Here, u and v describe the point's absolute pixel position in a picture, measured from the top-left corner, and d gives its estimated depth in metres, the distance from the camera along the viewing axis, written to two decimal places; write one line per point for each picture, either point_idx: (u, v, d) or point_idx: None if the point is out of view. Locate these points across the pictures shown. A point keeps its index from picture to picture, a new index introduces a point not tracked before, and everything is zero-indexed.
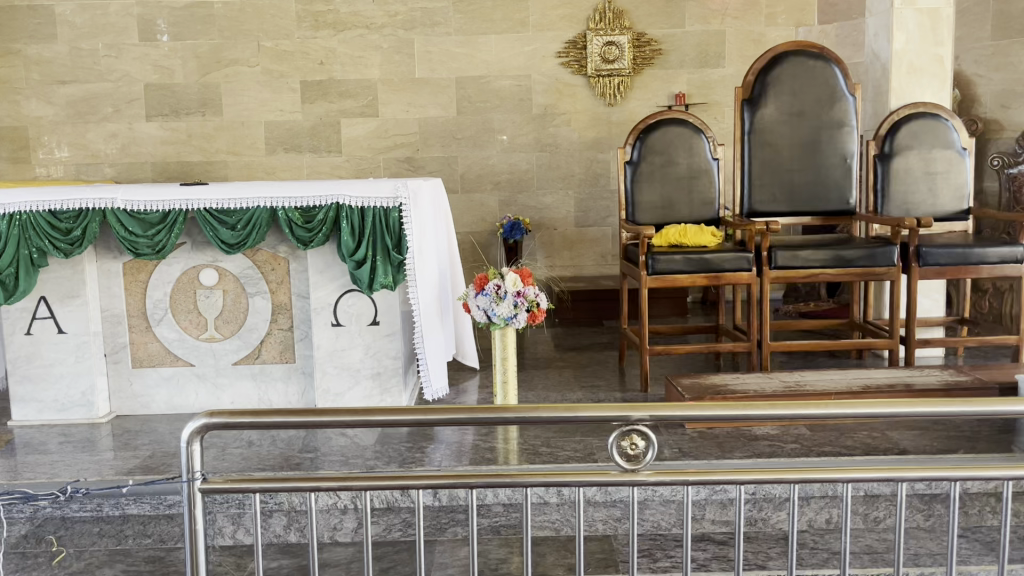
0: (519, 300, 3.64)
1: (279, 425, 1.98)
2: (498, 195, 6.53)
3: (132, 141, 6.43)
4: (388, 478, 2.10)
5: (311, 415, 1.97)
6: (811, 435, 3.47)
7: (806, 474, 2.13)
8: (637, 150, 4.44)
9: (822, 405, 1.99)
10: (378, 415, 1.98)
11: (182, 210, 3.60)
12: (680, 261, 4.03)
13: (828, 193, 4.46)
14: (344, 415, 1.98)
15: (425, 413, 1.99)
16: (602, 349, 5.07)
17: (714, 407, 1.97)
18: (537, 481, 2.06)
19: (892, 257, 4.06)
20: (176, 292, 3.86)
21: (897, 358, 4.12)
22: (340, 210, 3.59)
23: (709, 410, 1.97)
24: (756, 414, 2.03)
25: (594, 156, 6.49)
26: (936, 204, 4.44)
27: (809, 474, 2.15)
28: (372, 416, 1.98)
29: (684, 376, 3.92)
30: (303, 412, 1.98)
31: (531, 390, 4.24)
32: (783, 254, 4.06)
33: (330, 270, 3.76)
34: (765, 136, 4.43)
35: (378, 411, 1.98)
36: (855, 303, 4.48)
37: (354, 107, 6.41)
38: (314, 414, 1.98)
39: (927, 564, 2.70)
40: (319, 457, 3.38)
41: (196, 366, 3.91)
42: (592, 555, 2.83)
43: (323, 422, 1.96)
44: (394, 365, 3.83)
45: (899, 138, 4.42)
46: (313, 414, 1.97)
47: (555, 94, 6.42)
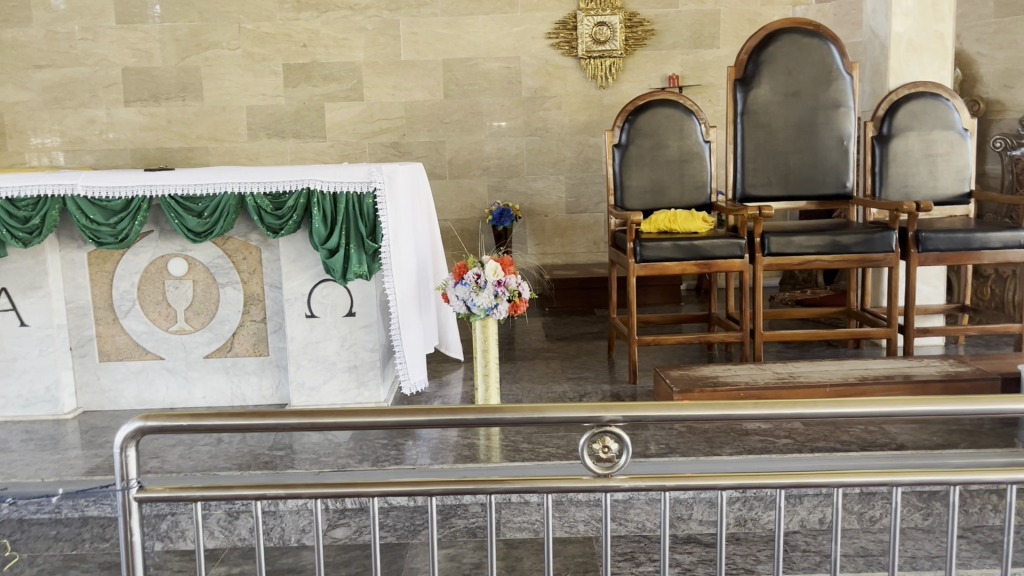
0: (500, 289, 3.49)
1: (220, 428, 1.83)
2: (487, 180, 6.36)
3: (110, 127, 6.26)
4: (341, 484, 1.94)
5: (253, 417, 1.83)
6: (805, 430, 3.31)
7: (794, 478, 1.96)
8: (626, 133, 4.27)
9: (811, 404, 1.84)
10: (327, 417, 1.83)
11: (146, 196, 3.44)
12: (669, 248, 3.87)
13: (824, 177, 4.28)
14: (290, 420, 1.83)
15: (381, 413, 1.84)
16: (591, 339, 4.92)
17: (698, 406, 1.82)
18: (497, 488, 1.89)
19: (890, 243, 3.89)
20: (144, 283, 3.70)
21: (895, 348, 3.97)
22: (311, 196, 3.42)
23: (690, 409, 1.82)
24: (735, 414, 1.88)
25: (586, 140, 6.32)
26: (937, 187, 4.27)
27: (797, 475, 1.99)
28: (319, 418, 1.82)
29: (674, 368, 3.76)
30: (247, 415, 1.83)
31: (515, 382, 4.09)
32: (777, 240, 3.89)
33: (303, 259, 3.60)
34: (759, 118, 4.26)
35: (325, 413, 1.82)
36: (852, 290, 4.32)
37: (338, 91, 6.24)
38: (260, 416, 1.83)
39: (924, 567, 2.56)
40: (287, 456, 3.22)
41: (166, 360, 3.76)
42: (571, 559, 2.68)
43: (267, 425, 1.82)
44: (372, 358, 3.67)
45: (898, 119, 4.25)
46: (260, 416, 1.82)
47: (545, 76, 6.24)
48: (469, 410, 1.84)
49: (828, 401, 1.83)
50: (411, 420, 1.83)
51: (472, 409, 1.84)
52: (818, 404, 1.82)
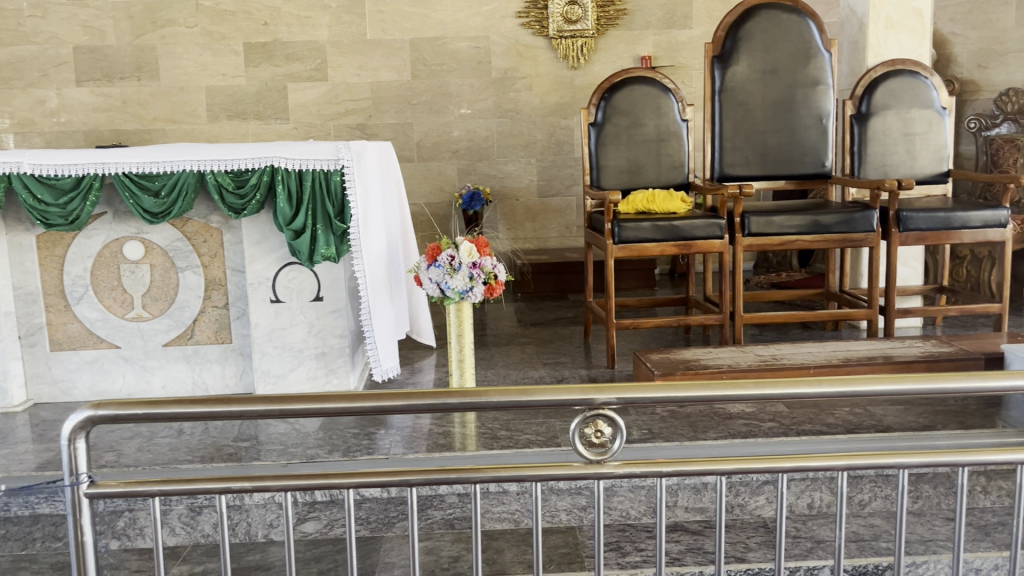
0: (475, 271, 3.35)
1: (179, 417, 1.67)
2: (456, 163, 6.21)
3: (62, 108, 6.00)
4: (312, 475, 1.78)
5: (217, 404, 1.68)
6: (790, 413, 3.23)
7: (795, 462, 1.85)
8: (602, 112, 4.15)
9: (816, 383, 1.72)
10: (296, 403, 1.68)
11: (98, 175, 3.24)
12: (647, 229, 3.76)
13: (803, 156, 4.21)
14: (257, 406, 1.68)
15: (355, 398, 1.70)
16: (566, 324, 4.81)
17: (698, 386, 1.70)
18: (482, 477, 1.76)
19: (871, 223, 3.82)
20: (97, 267, 3.51)
21: (876, 329, 3.90)
22: (275, 174, 3.24)
23: (689, 390, 1.70)
24: (733, 394, 1.76)
25: (558, 122, 6.19)
26: (915, 167, 4.21)
27: (798, 458, 1.89)
28: (288, 405, 1.67)
29: (654, 351, 3.66)
30: (209, 401, 1.68)
31: (490, 368, 3.97)
32: (757, 220, 3.80)
33: (267, 241, 3.43)
34: (737, 95, 4.16)
35: (295, 399, 1.68)
36: (831, 272, 4.26)
37: (302, 71, 6.04)
38: (224, 402, 1.68)
39: (919, 551, 2.47)
40: (253, 447, 3.06)
41: (122, 349, 3.57)
42: (555, 550, 2.56)
43: (231, 412, 1.67)
44: (341, 344, 3.52)
45: (877, 97, 4.18)
46: (223, 403, 1.67)
47: (515, 56, 6.10)
48: (451, 393, 1.71)
49: (835, 380, 1.72)
50: (389, 405, 1.69)
51: (453, 393, 1.71)
52: (824, 383, 1.70)
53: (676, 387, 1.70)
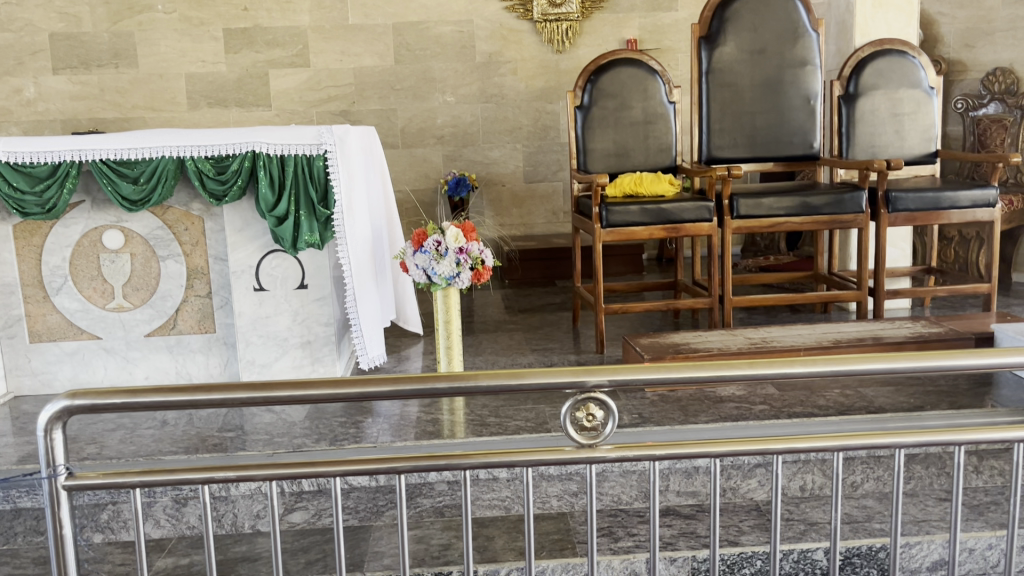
0: (462, 257, 3.30)
1: (159, 406, 1.63)
2: (441, 149, 6.15)
3: (38, 97, 5.89)
4: (296, 463, 1.74)
5: (198, 392, 1.63)
6: (780, 395, 3.21)
7: (791, 443, 1.82)
8: (588, 94, 4.10)
9: (812, 362, 1.69)
10: (280, 390, 1.64)
11: (75, 162, 3.16)
12: (635, 212, 3.72)
13: (791, 138, 4.18)
14: (241, 394, 1.63)
15: (341, 384, 1.66)
16: (554, 310, 4.77)
17: (691, 367, 1.66)
18: (472, 462, 1.72)
19: (860, 204, 3.80)
20: (76, 257, 3.44)
21: (865, 311, 3.89)
22: (256, 159, 3.18)
23: (682, 371, 1.67)
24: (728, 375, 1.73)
25: (543, 107, 6.14)
26: (904, 147, 4.19)
27: (793, 440, 1.86)
28: (271, 392, 1.63)
29: (643, 335, 3.63)
30: (191, 390, 1.63)
31: (478, 355, 3.93)
32: (746, 202, 3.76)
33: (250, 229, 3.37)
34: (724, 77, 4.12)
35: (279, 385, 1.63)
36: (820, 254, 4.24)
37: (283, 57, 5.96)
38: (205, 390, 1.63)
39: (912, 532, 2.46)
40: (238, 437, 3.01)
41: (103, 340, 3.51)
42: (546, 536, 2.53)
43: (212, 400, 1.62)
44: (326, 332, 3.48)
45: (864, 77, 4.15)
46: (204, 391, 1.63)
47: (499, 40, 6.04)
48: (439, 376, 1.66)
49: (831, 359, 1.68)
50: (376, 391, 1.65)
51: (441, 376, 1.67)
52: (820, 363, 1.67)
53: (669, 368, 1.66)
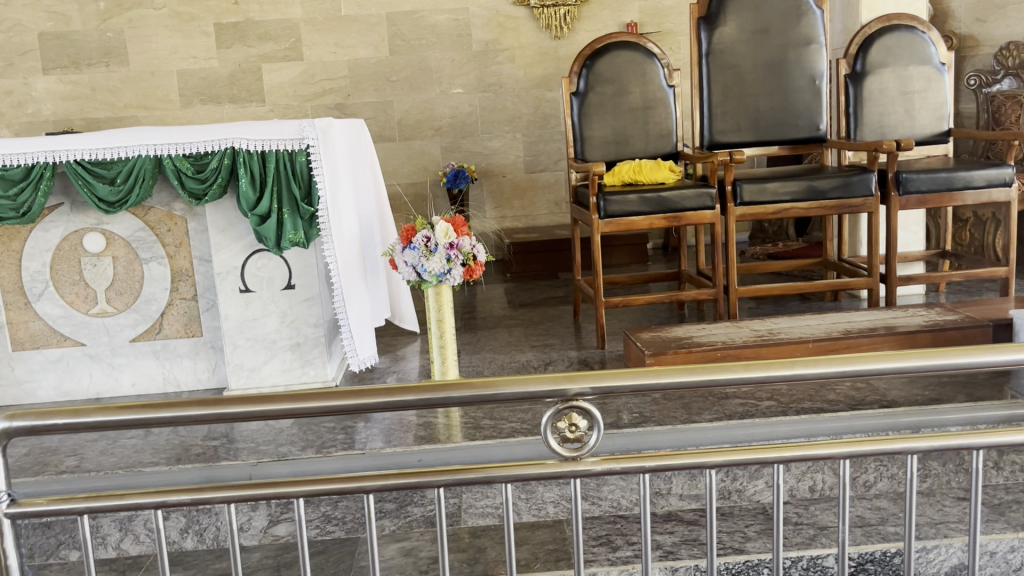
0: (453, 253, 3.18)
1: (104, 426, 1.50)
2: (439, 141, 6.02)
3: (29, 98, 5.79)
4: (258, 484, 1.59)
5: (146, 410, 1.50)
6: (789, 391, 3.07)
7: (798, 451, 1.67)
8: (584, 80, 3.96)
9: (813, 363, 1.54)
10: (235, 406, 1.50)
11: (49, 164, 3.05)
12: (634, 201, 3.58)
13: (796, 120, 4.02)
14: (192, 412, 1.50)
15: (302, 398, 1.52)
16: (556, 303, 4.65)
17: (681, 371, 1.52)
18: (444, 480, 1.58)
19: (869, 186, 3.64)
20: (57, 261, 3.33)
21: (877, 298, 3.73)
22: (236, 156, 3.06)
23: (670, 376, 1.52)
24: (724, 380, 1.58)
25: (543, 95, 5.99)
26: (914, 126, 4.02)
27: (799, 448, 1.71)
28: (225, 408, 1.50)
29: (644, 329, 3.48)
30: (137, 408, 1.50)
31: (475, 353, 3.80)
32: (750, 187, 3.61)
33: (233, 228, 3.25)
34: (725, 58, 3.97)
35: (233, 402, 1.50)
36: (829, 240, 4.08)
37: (276, 50, 5.84)
38: (153, 408, 1.50)
39: (930, 535, 2.32)
40: (223, 445, 2.90)
41: (87, 346, 3.40)
42: (541, 546, 2.40)
43: (160, 419, 1.49)
44: (316, 333, 3.36)
45: (872, 55, 3.99)
46: (152, 409, 1.50)
47: (496, 28, 5.89)
48: (407, 388, 1.52)
49: (834, 359, 1.55)
50: (339, 405, 1.51)
51: (410, 387, 1.53)
52: (822, 363, 1.53)
53: (658, 371, 1.53)
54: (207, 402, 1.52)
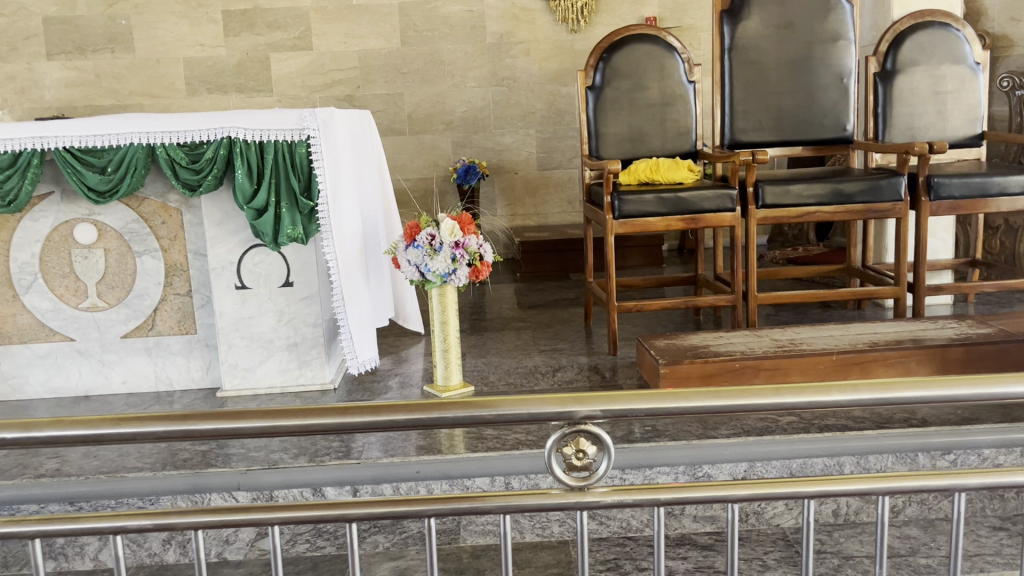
0: (458, 252, 3.02)
1: (45, 444, 1.29)
2: (450, 135, 5.86)
3: (32, 83, 5.67)
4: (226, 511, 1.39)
5: (97, 425, 1.30)
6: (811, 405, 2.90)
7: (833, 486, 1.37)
8: (600, 74, 3.79)
9: (853, 388, 1.35)
10: (200, 423, 1.30)
11: (37, 151, 2.91)
12: (651, 201, 3.41)
13: (822, 119, 3.83)
14: (152, 427, 1.29)
15: (279, 413, 1.32)
16: (566, 305, 4.49)
17: (703, 394, 1.34)
18: (436, 509, 1.36)
19: (899, 191, 3.46)
20: (46, 253, 3.19)
21: (904, 309, 3.55)
22: (233, 146, 2.92)
23: (691, 399, 1.35)
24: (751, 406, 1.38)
25: (557, 89, 5.83)
26: (946, 128, 3.83)
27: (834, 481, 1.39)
28: (191, 425, 1.30)
29: (659, 336, 3.31)
30: (90, 421, 1.30)
31: (480, 356, 3.64)
32: (772, 189, 3.43)
33: (230, 222, 3.11)
34: (748, 53, 3.79)
35: (199, 416, 1.30)
36: (853, 246, 3.91)
37: (284, 39, 5.69)
38: (107, 422, 1.30)
39: (965, 569, 2.14)
40: (212, 450, 2.75)
41: (77, 342, 3.27)
42: (545, 569, 2.25)
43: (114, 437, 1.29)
44: (314, 334, 3.22)
45: (902, 53, 3.80)
46: (105, 424, 1.29)
47: (511, 20, 5.73)
48: (400, 405, 1.33)
49: (873, 383, 1.35)
50: (321, 424, 1.31)
51: (402, 404, 1.34)
52: (862, 389, 1.34)
53: (677, 393, 1.35)
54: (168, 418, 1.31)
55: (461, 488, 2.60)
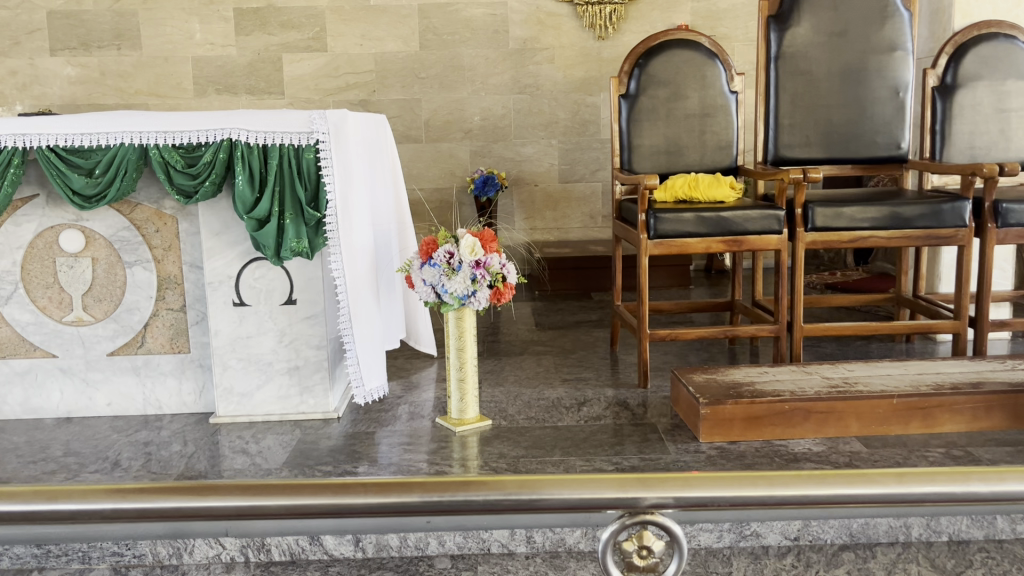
0: (479, 272, 2.73)
1: None
2: (469, 144, 5.58)
3: (35, 80, 5.42)
4: None
5: None
6: (871, 453, 2.57)
7: None
8: (635, 81, 3.51)
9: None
10: (164, 498, 0.65)
11: (19, 150, 2.64)
12: (690, 221, 3.12)
13: (874, 136, 3.54)
14: (96, 503, 0.64)
15: (315, 487, 0.66)
16: (589, 328, 4.20)
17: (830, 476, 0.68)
18: None
19: (962, 216, 3.15)
20: (29, 261, 2.92)
21: (963, 346, 3.24)
22: (234, 150, 2.64)
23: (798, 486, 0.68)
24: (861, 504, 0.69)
25: (583, 98, 5.55)
26: (1009, 149, 3.53)
27: None
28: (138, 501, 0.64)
29: (696, 369, 3.00)
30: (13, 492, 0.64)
31: (498, 385, 3.34)
32: (823, 211, 3.14)
33: (229, 232, 2.83)
34: (797, 62, 3.50)
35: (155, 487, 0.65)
36: (903, 274, 3.62)
37: (298, 40, 5.44)
38: (39, 495, 0.64)
39: None
40: None
41: (59, 359, 2.99)
42: None
43: None
44: (318, 357, 2.93)
45: (965, 66, 3.50)
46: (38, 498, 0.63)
47: (536, 25, 5.46)
48: (451, 481, 0.67)
49: None
50: (320, 510, 0.65)
51: (478, 478, 0.68)
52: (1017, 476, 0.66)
53: (780, 476, 0.69)
54: (102, 494, 0.65)
55: (477, 543, 2.28)
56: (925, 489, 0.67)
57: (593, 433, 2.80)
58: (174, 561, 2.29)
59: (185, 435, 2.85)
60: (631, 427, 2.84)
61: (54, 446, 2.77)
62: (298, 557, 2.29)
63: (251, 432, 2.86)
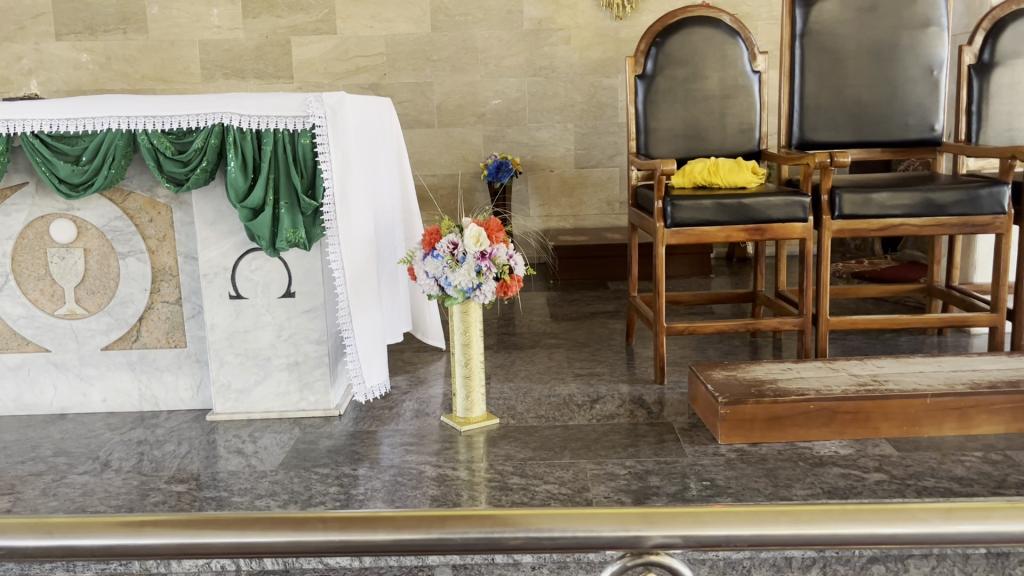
0: (484, 264, 2.59)
1: None
2: (482, 128, 5.43)
3: (41, 65, 5.33)
4: None
5: None
6: (903, 458, 2.39)
7: None
8: (652, 61, 3.33)
9: None
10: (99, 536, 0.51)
11: (3, 136, 2.52)
12: (709, 208, 2.95)
13: (905, 118, 3.34)
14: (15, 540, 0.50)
15: (272, 521, 0.52)
16: (605, 320, 4.05)
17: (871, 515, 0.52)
18: None
19: (1001, 203, 2.96)
20: (19, 252, 2.80)
21: (1001, 341, 3.05)
22: (226, 135, 2.51)
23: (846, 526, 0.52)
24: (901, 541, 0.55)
25: (599, 81, 5.38)
26: None
27: None
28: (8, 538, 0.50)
29: (716, 365, 2.84)
30: None
31: (508, 380, 3.20)
32: (851, 197, 2.96)
33: (224, 222, 2.70)
34: (823, 39, 3.31)
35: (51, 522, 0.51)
36: (936, 264, 3.43)
37: (307, 22, 5.30)
38: None
39: None
40: (190, 492, 2.31)
41: (52, 353, 2.89)
42: None
43: None
44: (318, 352, 2.80)
45: (1004, 42, 3.29)
46: None
47: (551, 5, 5.28)
48: (428, 514, 0.52)
49: None
50: (279, 553, 0.51)
51: (472, 512, 0.53)
52: None
53: (811, 509, 0.53)
54: (11, 528, 0.51)
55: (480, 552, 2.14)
56: (979, 528, 0.51)
57: (605, 433, 2.65)
58: (161, 569, 2.17)
59: (180, 434, 2.74)
60: (646, 427, 2.69)
61: (45, 445, 2.67)
62: (291, 567, 2.17)
63: (249, 430, 2.74)
